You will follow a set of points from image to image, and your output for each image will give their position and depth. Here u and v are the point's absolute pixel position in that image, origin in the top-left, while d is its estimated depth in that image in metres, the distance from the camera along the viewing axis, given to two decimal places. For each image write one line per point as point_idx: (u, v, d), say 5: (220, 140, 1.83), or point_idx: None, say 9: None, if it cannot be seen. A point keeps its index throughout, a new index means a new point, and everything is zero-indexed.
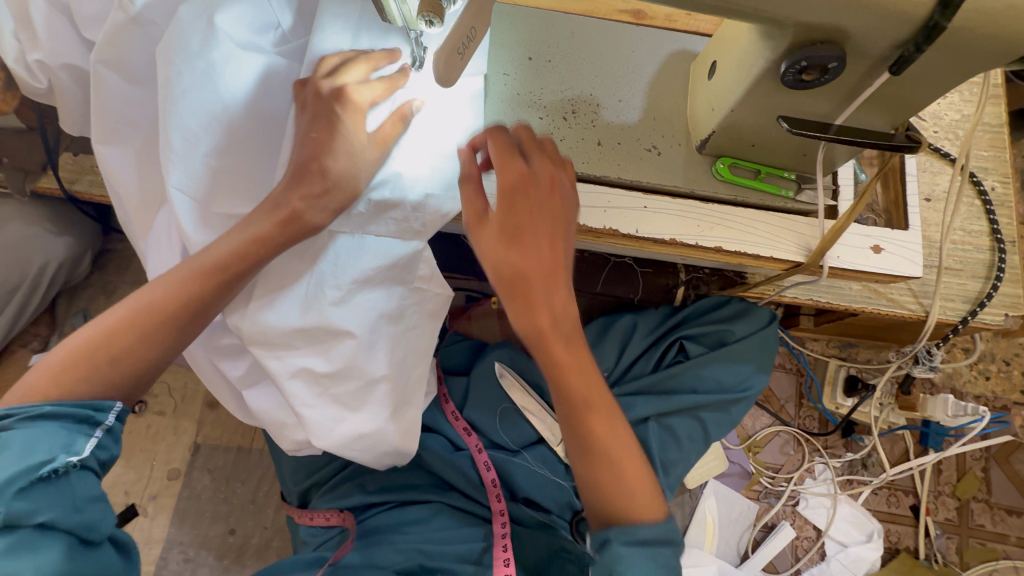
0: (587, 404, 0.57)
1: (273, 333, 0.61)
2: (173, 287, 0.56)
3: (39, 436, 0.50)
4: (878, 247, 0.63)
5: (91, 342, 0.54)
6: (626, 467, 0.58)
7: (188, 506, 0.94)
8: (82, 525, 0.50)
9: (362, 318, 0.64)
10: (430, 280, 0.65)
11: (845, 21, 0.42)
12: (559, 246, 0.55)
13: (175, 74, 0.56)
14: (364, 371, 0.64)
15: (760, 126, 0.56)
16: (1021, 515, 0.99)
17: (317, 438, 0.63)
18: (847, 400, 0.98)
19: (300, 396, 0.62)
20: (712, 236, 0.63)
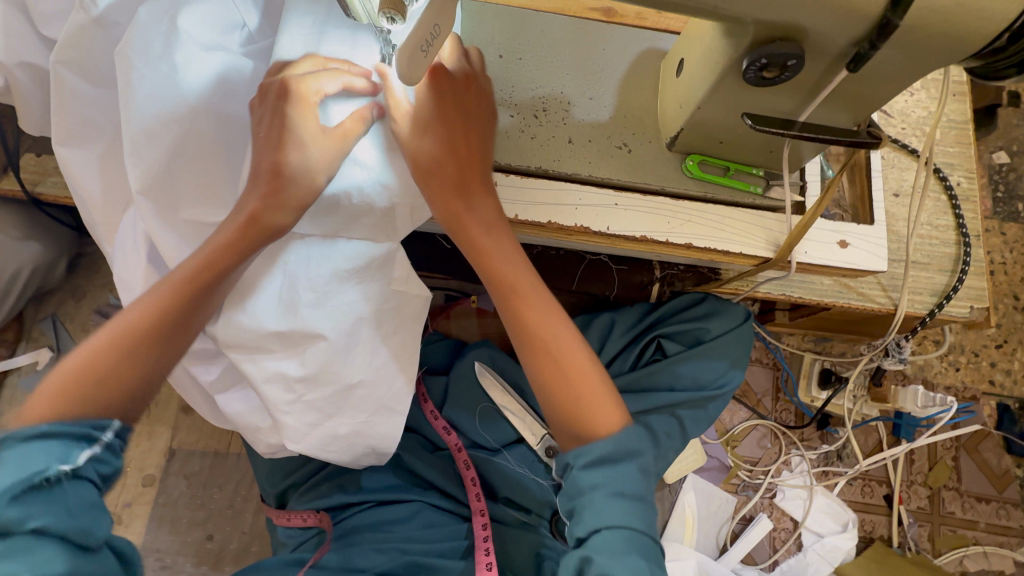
0: (519, 295, 0.60)
1: (247, 334, 0.61)
2: (150, 307, 0.56)
3: (33, 450, 0.48)
4: (845, 242, 0.63)
5: (77, 370, 0.54)
6: (570, 363, 0.58)
7: (163, 512, 0.92)
8: (78, 531, 0.48)
9: (338, 319, 0.62)
10: (406, 282, 0.64)
11: (802, 19, 0.43)
12: (477, 143, 0.59)
13: (136, 78, 0.56)
14: (339, 376, 0.64)
15: (726, 123, 0.57)
16: (989, 501, 1.02)
17: (290, 441, 0.64)
18: (822, 393, 1.00)
19: (277, 400, 0.62)
20: (682, 233, 0.63)
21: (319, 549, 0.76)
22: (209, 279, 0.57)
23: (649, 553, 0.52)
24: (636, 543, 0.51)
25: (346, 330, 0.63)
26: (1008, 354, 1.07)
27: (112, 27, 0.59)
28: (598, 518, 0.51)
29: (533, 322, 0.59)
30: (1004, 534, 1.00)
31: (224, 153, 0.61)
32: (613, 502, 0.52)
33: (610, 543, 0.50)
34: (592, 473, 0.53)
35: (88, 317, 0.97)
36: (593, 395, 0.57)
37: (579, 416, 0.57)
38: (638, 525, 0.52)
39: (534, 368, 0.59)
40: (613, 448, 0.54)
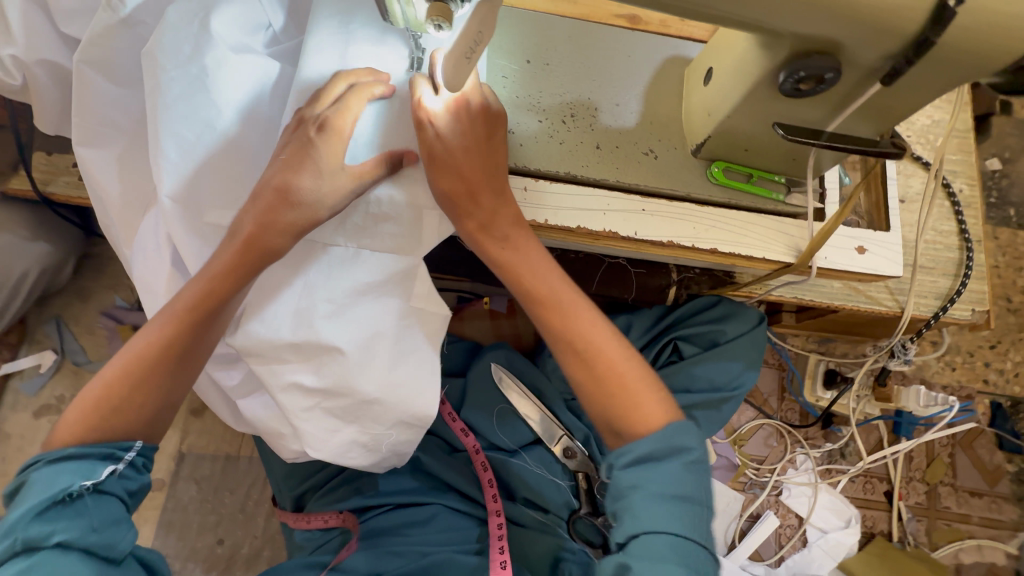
0: (554, 304, 0.60)
1: (266, 345, 0.60)
2: (156, 336, 0.56)
3: (61, 469, 0.52)
4: (862, 248, 0.65)
5: (94, 399, 0.55)
6: (617, 369, 0.57)
7: (173, 517, 0.91)
8: (101, 544, 0.52)
9: (356, 332, 0.61)
10: (426, 299, 0.62)
11: (841, 34, 0.44)
12: (485, 151, 0.58)
13: (165, 80, 0.56)
14: (356, 387, 0.61)
15: (755, 132, 0.58)
16: (983, 496, 1.05)
17: (312, 448, 0.63)
18: (827, 393, 1.02)
19: (293, 409, 0.61)
20: (707, 238, 0.64)
21: (348, 549, 0.76)
22: (217, 305, 0.57)
23: (695, 561, 0.50)
24: (679, 552, 0.49)
25: (365, 342, 0.61)
26: (1001, 354, 1.11)
27: (138, 27, 0.58)
28: (636, 522, 0.50)
29: (560, 327, 0.59)
30: (997, 528, 1.04)
31: (253, 157, 0.61)
32: (654, 507, 0.50)
33: (652, 549, 0.49)
34: (632, 473, 0.52)
35: (94, 319, 0.96)
36: (634, 391, 0.56)
37: (622, 413, 0.56)
38: (685, 532, 0.50)
39: (568, 369, 0.59)
40: (654, 446, 0.52)
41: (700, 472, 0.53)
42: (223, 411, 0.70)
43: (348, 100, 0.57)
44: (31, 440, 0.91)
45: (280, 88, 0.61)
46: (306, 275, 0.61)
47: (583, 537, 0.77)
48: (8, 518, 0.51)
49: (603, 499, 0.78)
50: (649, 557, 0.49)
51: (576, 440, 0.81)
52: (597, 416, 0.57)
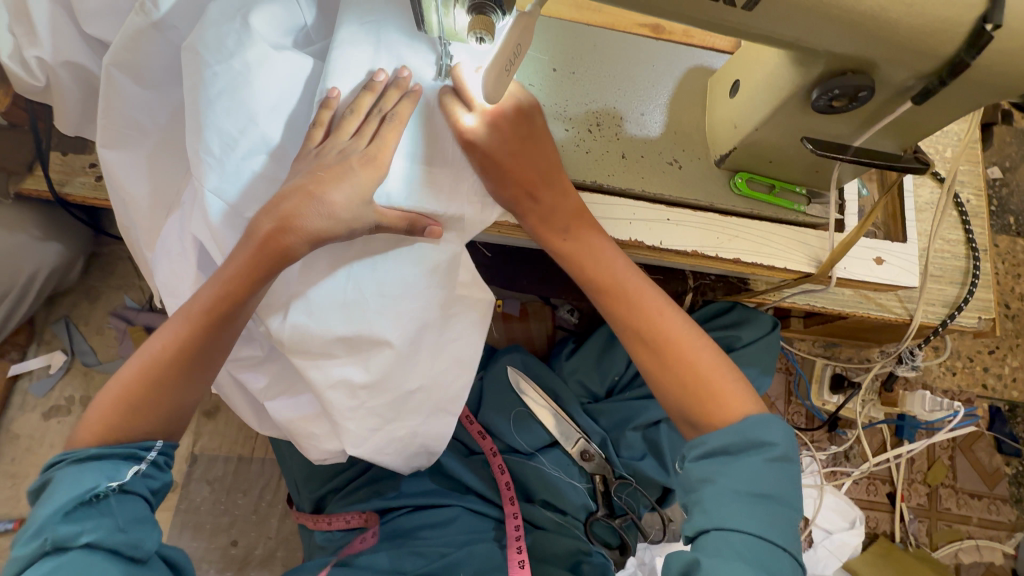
0: (617, 285, 0.60)
1: (314, 341, 0.60)
2: (173, 337, 0.55)
3: (84, 470, 0.51)
4: (880, 259, 0.67)
5: (117, 397, 0.54)
6: (690, 352, 0.56)
7: (186, 519, 0.91)
8: (127, 544, 0.50)
9: (403, 326, 0.63)
10: (470, 286, 0.65)
11: (876, 54, 0.45)
12: (536, 147, 0.59)
13: (209, 75, 0.56)
14: (399, 382, 0.65)
15: (782, 145, 0.59)
16: (982, 498, 1.08)
17: (352, 445, 0.65)
18: (833, 396, 1.04)
19: (339, 406, 0.63)
20: (730, 248, 0.65)
21: (364, 542, 0.77)
22: (236, 308, 0.56)
23: (773, 562, 0.46)
24: (754, 551, 0.46)
25: (410, 339, 0.63)
26: (1000, 359, 1.13)
27: (168, 29, 0.58)
28: (709, 516, 0.48)
29: (621, 312, 0.60)
30: (995, 528, 1.07)
31: (290, 150, 0.60)
32: (728, 502, 0.48)
33: (728, 543, 0.46)
34: (705, 465, 0.51)
35: (104, 319, 0.95)
36: (711, 379, 0.55)
37: (698, 398, 0.54)
38: (766, 533, 0.47)
39: (635, 352, 0.59)
40: (729, 439, 0.51)
41: (788, 472, 0.49)
42: (247, 413, 0.71)
43: (386, 138, 0.57)
44: (42, 441, 0.90)
45: (314, 84, 0.61)
46: (351, 270, 0.60)
47: (601, 540, 0.81)
48: (34, 520, 0.49)
49: (618, 501, 0.81)
50: (720, 554, 0.46)
51: (593, 442, 0.82)
52: (672, 402, 0.57)
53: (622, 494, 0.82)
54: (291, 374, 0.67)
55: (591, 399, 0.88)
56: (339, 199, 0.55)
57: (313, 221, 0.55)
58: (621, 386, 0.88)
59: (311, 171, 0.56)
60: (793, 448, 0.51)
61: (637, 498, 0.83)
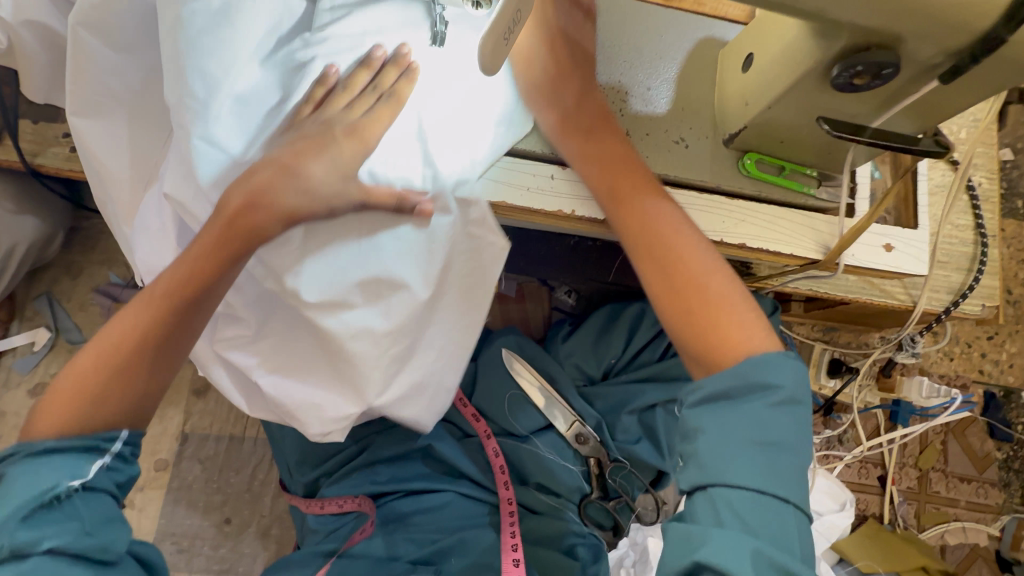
0: (633, 202, 0.56)
1: (331, 286, 0.59)
2: (175, 276, 0.55)
3: (42, 468, 0.48)
4: (890, 245, 0.64)
5: (97, 356, 0.53)
6: (704, 282, 0.53)
7: (179, 496, 0.90)
8: (95, 547, 0.48)
9: (421, 268, 0.62)
10: (482, 225, 0.62)
11: (904, 28, 0.41)
12: (567, 55, 0.60)
13: (187, 13, 0.52)
14: (417, 327, 0.64)
15: (795, 123, 0.56)
16: (971, 481, 1.09)
17: (373, 393, 0.64)
18: (830, 380, 1.04)
19: (365, 355, 0.62)
20: (737, 233, 0.62)
21: (364, 533, 0.77)
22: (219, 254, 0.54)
23: (775, 521, 0.45)
24: (756, 508, 0.44)
25: (427, 282, 0.62)
26: (997, 345, 1.12)
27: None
28: (707, 471, 0.46)
29: (635, 225, 0.56)
30: (983, 511, 1.09)
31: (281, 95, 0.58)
32: (728, 456, 0.46)
33: (735, 501, 0.45)
34: (700, 411, 0.49)
35: (87, 296, 0.92)
36: (718, 317, 0.51)
37: (701, 330, 0.51)
38: (772, 487, 0.45)
39: (643, 273, 0.56)
40: (728, 383, 0.48)
41: (792, 413, 0.47)
42: (239, 392, 0.69)
43: (379, 113, 0.57)
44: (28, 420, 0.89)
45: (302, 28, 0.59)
46: (361, 217, 0.60)
47: (594, 521, 0.82)
48: None
49: (612, 483, 0.81)
50: (718, 523, 0.45)
51: (588, 426, 0.81)
52: (678, 338, 0.53)
53: (617, 477, 0.81)
54: (291, 342, 0.65)
55: (587, 382, 0.87)
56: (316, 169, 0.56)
57: (290, 192, 0.55)
58: (618, 369, 0.86)
59: (291, 144, 0.56)
60: (802, 389, 0.49)
61: (631, 480, 0.83)
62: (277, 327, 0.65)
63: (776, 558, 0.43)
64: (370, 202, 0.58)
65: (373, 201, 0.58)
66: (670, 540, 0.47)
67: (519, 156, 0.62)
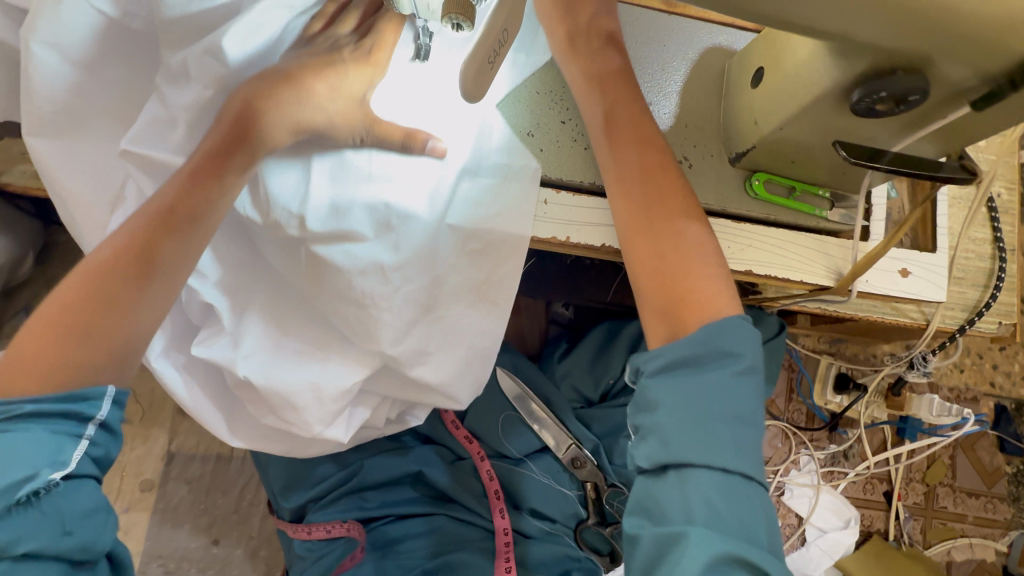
0: (626, 135, 0.53)
1: (338, 212, 0.56)
2: (169, 195, 0.53)
3: (20, 446, 0.46)
4: (906, 270, 0.61)
5: (86, 282, 0.51)
6: (683, 233, 0.50)
7: (165, 518, 0.88)
8: (76, 547, 0.47)
9: (434, 200, 0.58)
10: (509, 154, 0.59)
11: (935, 51, 0.37)
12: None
13: None
14: (433, 266, 0.60)
15: (810, 144, 0.51)
16: (979, 496, 1.06)
17: (390, 344, 0.60)
18: (836, 396, 1.00)
19: (378, 294, 0.58)
20: (742, 259, 0.58)
21: (354, 560, 0.76)
22: (192, 203, 0.53)
23: (746, 504, 0.42)
24: (724, 493, 0.41)
25: (439, 207, 0.59)
26: (1009, 357, 1.09)
27: (126, 17, 0.53)
28: (671, 454, 0.43)
29: (620, 165, 0.53)
30: (991, 527, 1.06)
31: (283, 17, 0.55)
32: (693, 437, 0.43)
33: (703, 488, 0.41)
34: (662, 384, 0.45)
35: None
36: (691, 275, 0.48)
37: (669, 284, 0.48)
38: (736, 466, 0.42)
39: (617, 213, 0.53)
40: (693, 350, 0.45)
41: (752, 383, 0.45)
42: (211, 419, 0.65)
43: (383, 32, 0.56)
44: None
45: None
46: (357, 152, 0.56)
47: (591, 545, 0.78)
48: None
49: (609, 508, 0.77)
50: (692, 519, 0.41)
51: (585, 449, 0.78)
52: (643, 286, 0.50)
53: (614, 502, 0.77)
54: (281, 312, 0.62)
55: (585, 403, 0.84)
56: (321, 88, 0.54)
57: None
58: (616, 389, 0.82)
59: (299, 57, 0.55)
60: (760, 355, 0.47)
61: None
62: (256, 317, 0.61)
63: (748, 551, 0.40)
64: (378, 130, 0.56)
65: (380, 127, 0.56)
66: (646, 546, 0.43)
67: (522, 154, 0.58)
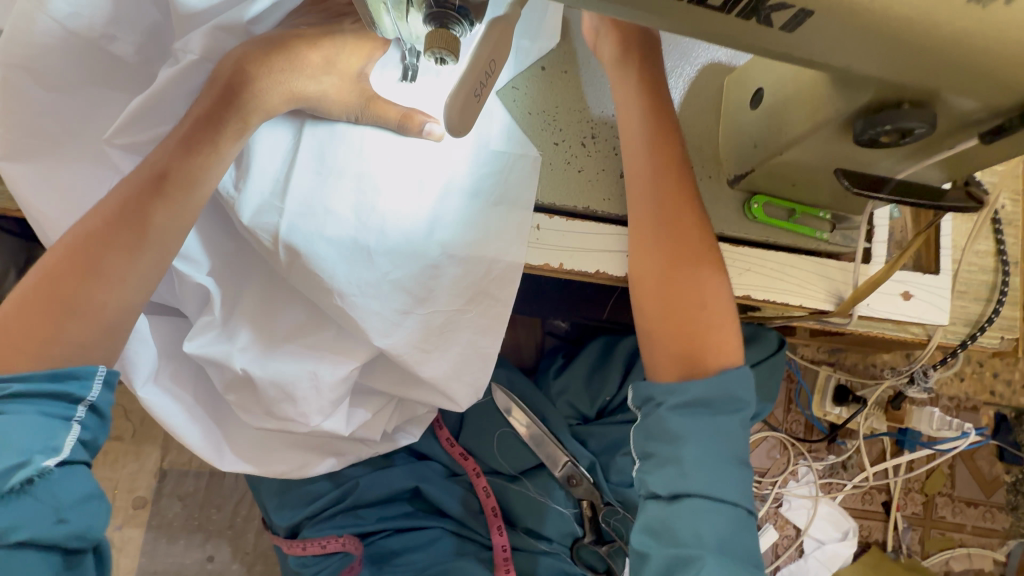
0: (646, 162, 0.53)
1: (327, 192, 0.53)
2: (157, 159, 0.51)
3: (13, 429, 0.44)
4: (908, 293, 0.59)
5: (69, 250, 0.49)
6: (698, 277, 0.53)
7: (158, 534, 0.88)
8: (72, 534, 0.46)
9: (426, 181, 0.55)
10: (509, 141, 0.56)
11: (943, 84, 0.35)
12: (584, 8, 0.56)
13: None
14: (423, 250, 0.55)
15: (812, 169, 0.50)
16: (978, 505, 1.06)
17: (380, 337, 0.55)
18: (835, 407, 0.99)
19: (358, 279, 0.54)
20: (740, 283, 0.57)
21: (351, 572, 0.75)
22: (182, 168, 0.51)
23: (743, 534, 0.47)
24: (730, 523, 0.47)
25: (433, 189, 0.55)
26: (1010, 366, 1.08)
27: (104, 38, 0.52)
28: (685, 482, 0.47)
29: (637, 194, 0.54)
30: (988, 536, 1.06)
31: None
32: (705, 468, 0.47)
33: (712, 517, 0.46)
34: (680, 417, 0.49)
35: None
36: (707, 321, 0.52)
37: (686, 331, 0.52)
38: (740, 498, 0.48)
39: (635, 246, 0.54)
40: (711, 389, 0.49)
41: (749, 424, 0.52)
42: (201, 440, 0.63)
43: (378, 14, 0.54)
44: None
45: None
46: (351, 128, 0.55)
47: (586, 563, 0.77)
48: None
49: (606, 527, 0.75)
50: (703, 544, 0.45)
51: (581, 466, 0.75)
52: (659, 328, 0.53)
53: (611, 520, 0.75)
54: (271, 306, 0.59)
55: (581, 419, 0.82)
56: (317, 57, 0.53)
57: None
58: (613, 406, 0.81)
59: (297, 27, 0.54)
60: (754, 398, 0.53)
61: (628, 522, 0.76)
62: (247, 311, 0.59)
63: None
64: (373, 108, 0.53)
65: (377, 105, 0.53)
66: (656, 565, 0.47)
67: (522, 154, 0.55)
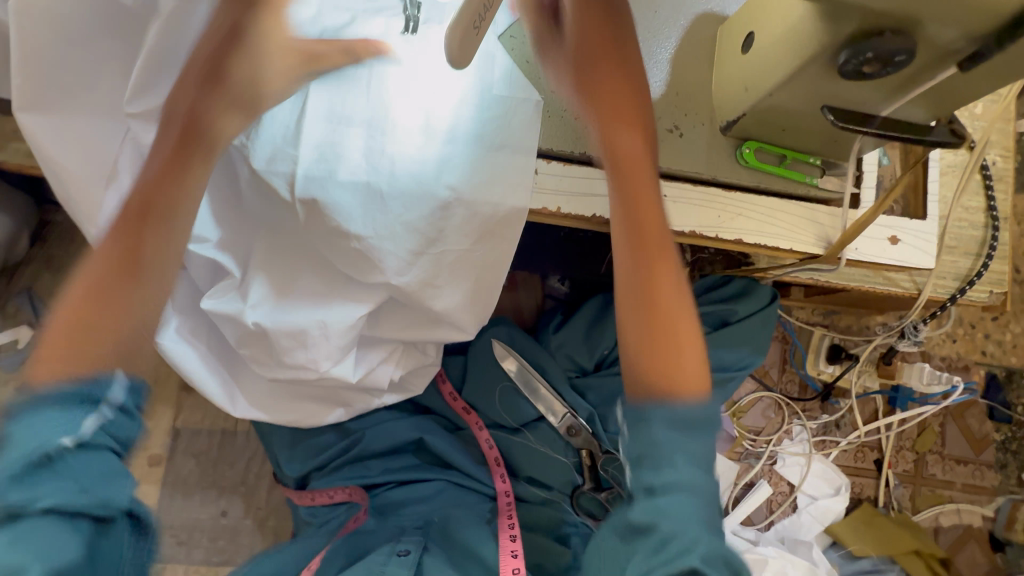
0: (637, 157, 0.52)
1: (336, 133, 0.55)
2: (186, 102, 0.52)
3: (33, 420, 0.39)
4: (894, 238, 0.61)
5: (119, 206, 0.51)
6: (673, 292, 0.50)
7: (173, 490, 0.91)
8: (95, 505, 0.40)
9: (431, 125, 0.57)
10: (513, 86, 0.58)
11: (920, 7, 0.37)
12: None
13: None
14: (431, 191, 0.57)
15: (801, 112, 0.51)
16: (968, 463, 1.09)
17: (396, 275, 0.58)
18: (829, 366, 1.03)
19: (369, 220, 0.56)
20: (731, 228, 0.59)
21: (357, 522, 0.77)
22: (200, 139, 0.51)
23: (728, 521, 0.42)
24: (712, 503, 0.42)
25: (438, 135, 0.57)
26: (1001, 326, 1.10)
27: None
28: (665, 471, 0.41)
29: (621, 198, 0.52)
30: (978, 493, 1.08)
31: None
32: (685, 463, 0.42)
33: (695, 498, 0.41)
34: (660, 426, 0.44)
35: None
36: (679, 340, 0.49)
37: (655, 345, 0.49)
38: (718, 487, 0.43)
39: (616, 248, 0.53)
40: (691, 407, 0.45)
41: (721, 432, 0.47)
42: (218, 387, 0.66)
43: None
44: None
45: None
46: (360, 72, 0.57)
47: (586, 510, 0.78)
48: None
49: (604, 474, 0.76)
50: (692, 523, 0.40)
51: (580, 417, 0.78)
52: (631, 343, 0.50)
53: (608, 468, 0.76)
54: (280, 257, 0.61)
55: (579, 372, 0.84)
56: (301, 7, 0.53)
57: None
58: (611, 359, 0.83)
59: None
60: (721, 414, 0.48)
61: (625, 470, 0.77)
62: (262, 260, 0.61)
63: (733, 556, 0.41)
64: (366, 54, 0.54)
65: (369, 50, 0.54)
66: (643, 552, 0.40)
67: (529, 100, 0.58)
